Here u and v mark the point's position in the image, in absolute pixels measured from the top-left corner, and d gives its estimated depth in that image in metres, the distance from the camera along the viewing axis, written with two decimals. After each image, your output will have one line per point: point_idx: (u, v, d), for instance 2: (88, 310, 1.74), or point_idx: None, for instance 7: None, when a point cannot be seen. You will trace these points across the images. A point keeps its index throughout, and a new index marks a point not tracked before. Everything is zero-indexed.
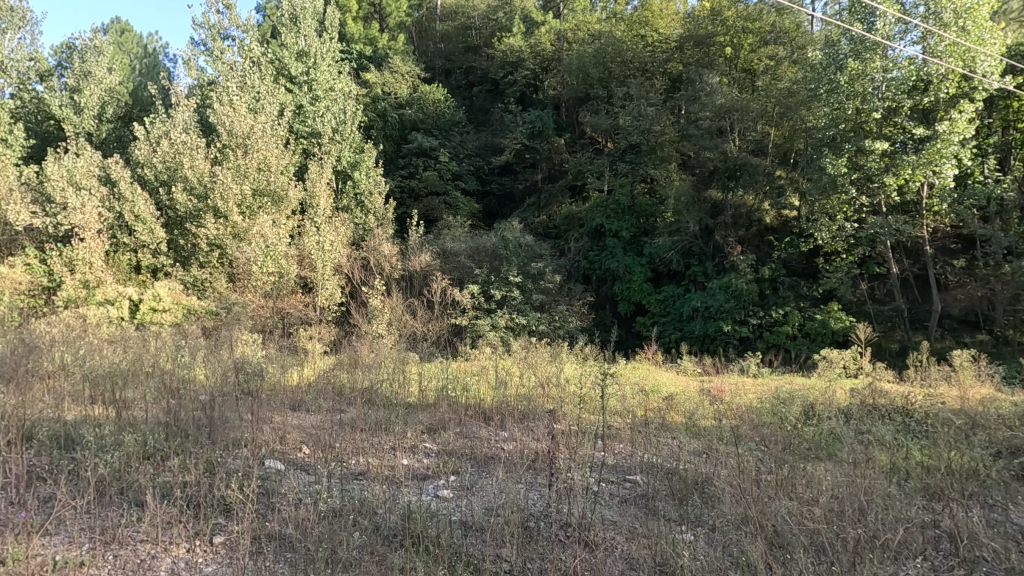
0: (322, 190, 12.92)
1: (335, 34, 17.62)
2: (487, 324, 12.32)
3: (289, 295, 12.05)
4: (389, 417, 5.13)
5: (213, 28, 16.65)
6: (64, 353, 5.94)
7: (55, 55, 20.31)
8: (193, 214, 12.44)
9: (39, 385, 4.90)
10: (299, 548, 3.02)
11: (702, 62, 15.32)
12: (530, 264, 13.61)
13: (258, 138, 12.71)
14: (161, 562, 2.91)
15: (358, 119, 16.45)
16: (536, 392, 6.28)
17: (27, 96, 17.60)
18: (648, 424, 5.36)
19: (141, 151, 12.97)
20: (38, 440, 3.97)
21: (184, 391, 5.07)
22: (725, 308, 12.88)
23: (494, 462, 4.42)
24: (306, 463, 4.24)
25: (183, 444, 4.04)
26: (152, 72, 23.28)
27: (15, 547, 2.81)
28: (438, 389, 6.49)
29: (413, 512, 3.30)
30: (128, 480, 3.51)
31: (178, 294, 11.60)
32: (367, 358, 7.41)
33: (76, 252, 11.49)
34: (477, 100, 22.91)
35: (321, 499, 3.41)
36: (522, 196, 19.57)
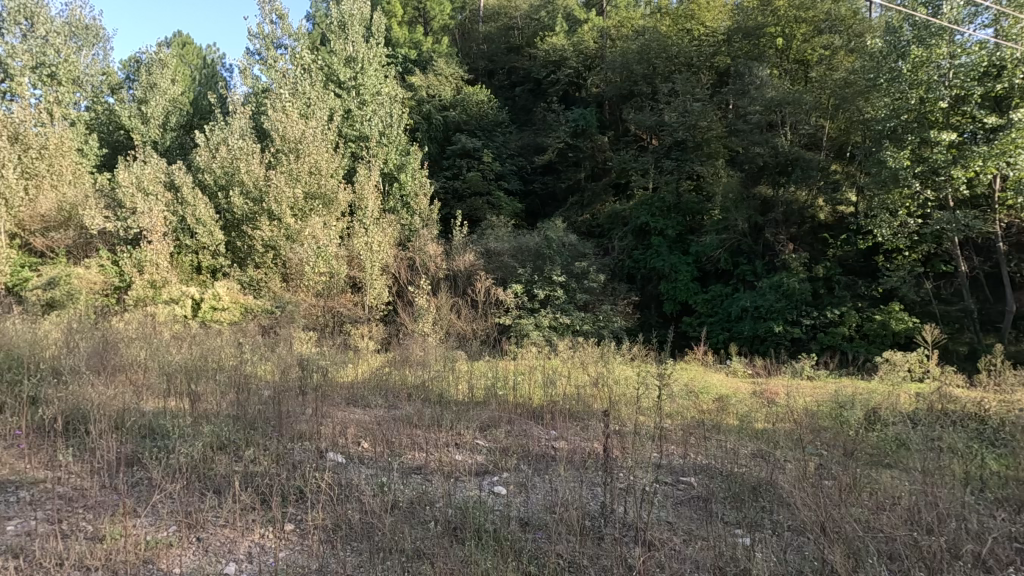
0: (370, 192, 13.27)
1: (382, 39, 18.03)
2: (531, 324, 12.33)
3: (339, 295, 12.41)
4: (444, 414, 5.25)
5: (267, 38, 17.36)
6: (139, 348, 6.36)
7: (124, 69, 21.63)
8: (249, 217, 12.99)
9: (122, 378, 5.30)
10: (365, 539, 3.12)
11: (752, 54, 14.85)
12: (574, 263, 13.53)
13: (309, 142, 13.17)
14: (240, 546, 3.09)
15: (403, 121, 16.76)
16: (584, 392, 6.24)
17: (100, 108, 18.82)
18: (700, 426, 5.25)
19: (201, 157, 13.60)
20: (125, 429, 4.28)
21: (248, 385, 5.32)
22: (776, 308, 12.47)
23: (547, 460, 4.45)
24: (366, 456, 4.37)
25: (252, 434, 4.26)
26: (211, 82, 24.44)
27: (112, 525, 3.06)
28: (486, 387, 6.56)
29: (472, 508, 3.38)
30: (205, 469, 3.75)
31: (236, 293, 12.22)
32: (417, 357, 7.55)
33: (145, 254, 12.24)
34: (519, 99, 22.96)
35: (383, 491, 3.53)
36: (566, 196, 19.48)
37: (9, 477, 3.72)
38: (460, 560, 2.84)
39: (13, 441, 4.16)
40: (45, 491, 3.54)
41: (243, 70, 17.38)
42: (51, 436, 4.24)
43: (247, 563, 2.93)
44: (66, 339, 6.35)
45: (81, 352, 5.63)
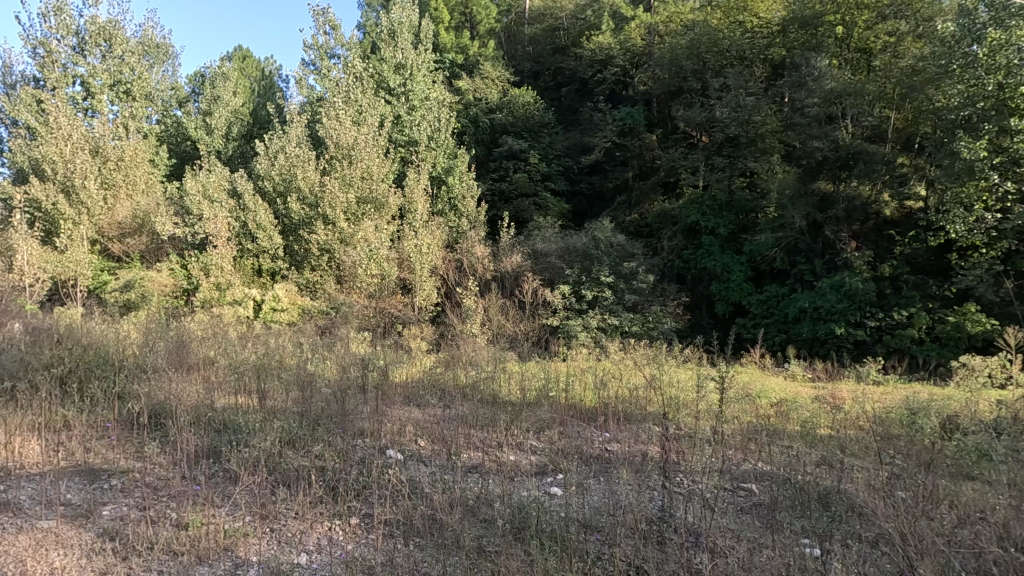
0: (419, 196, 13.58)
1: (430, 45, 18.35)
2: (579, 325, 12.23)
3: (390, 296, 12.78)
4: (499, 415, 5.29)
5: (321, 48, 18.02)
6: (209, 347, 6.71)
7: (190, 83, 22.87)
8: (305, 222, 13.47)
9: (197, 374, 5.63)
10: (428, 535, 3.20)
11: (809, 44, 14.25)
12: (622, 263, 13.32)
13: (361, 148, 13.60)
14: (309, 538, 3.23)
15: (451, 125, 17.03)
16: (638, 395, 6.13)
17: (169, 120, 19.93)
18: (760, 431, 5.05)
19: (262, 165, 14.20)
20: (202, 423, 4.57)
21: (310, 383, 5.51)
22: (837, 309, 11.90)
23: (602, 462, 4.44)
24: (423, 454, 4.46)
25: (317, 430, 4.43)
26: (269, 93, 25.48)
27: (194, 514, 3.30)
28: (538, 388, 6.52)
29: (529, 507, 3.43)
30: (276, 463, 3.95)
31: (294, 294, 12.75)
32: (468, 357, 7.65)
33: (211, 258, 12.91)
34: (566, 100, 22.89)
35: (444, 488, 3.61)
36: (613, 196, 19.23)
37: (102, 466, 4.05)
38: (522, 560, 2.88)
39: (105, 432, 4.54)
40: (133, 479, 3.83)
41: (299, 80, 18.11)
42: (139, 428, 4.61)
43: (317, 554, 3.07)
44: (145, 339, 6.75)
45: (159, 352, 6.00)
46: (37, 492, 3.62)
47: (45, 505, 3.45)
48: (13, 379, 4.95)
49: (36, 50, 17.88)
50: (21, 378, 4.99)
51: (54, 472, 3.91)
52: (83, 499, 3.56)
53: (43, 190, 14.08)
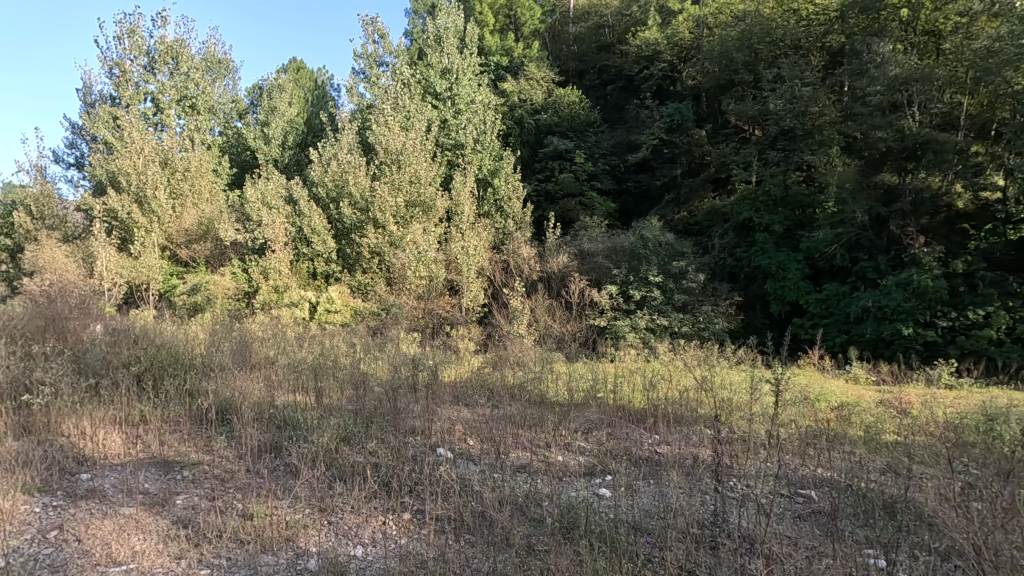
0: (466, 198, 13.76)
1: (475, 49, 18.56)
2: (627, 325, 12.05)
3: (438, 297, 12.98)
4: (547, 416, 5.30)
5: (371, 57, 18.56)
6: (269, 347, 7.02)
7: (249, 95, 23.99)
8: (357, 226, 13.88)
9: (258, 373, 5.90)
10: (477, 532, 3.27)
11: (871, 30, 13.63)
12: (671, 263, 13.04)
13: (409, 153, 13.91)
14: (364, 531, 3.35)
15: (497, 128, 17.15)
16: (688, 397, 6.00)
17: (230, 131, 21.00)
18: (819, 436, 4.84)
19: (315, 172, 14.73)
20: (263, 420, 4.81)
21: (363, 382, 5.69)
22: (904, 308, 11.24)
23: (652, 464, 4.38)
24: (472, 453, 4.53)
25: (370, 428, 4.58)
26: (322, 101, 26.38)
27: (258, 505, 3.49)
28: (586, 388, 6.48)
29: (578, 508, 3.44)
30: (334, 458, 4.12)
31: (347, 296, 13.18)
32: (516, 358, 7.73)
33: (270, 262, 13.50)
34: (612, 98, 22.65)
35: (495, 487, 3.67)
36: (661, 194, 18.88)
37: (175, 459, 4.33)
38: (571, 559, 2.89)
39: (177, 426, 4.85)
40: (203, 471, 4.08)
41: (349, 89, 18.72)
42: (208, 424, 4.91)
43: (372, 547, 3.18)
44: (211, 339, 7.14)
45: (224, 351, 6.34)
46: (119, 481, 3.91)
47: (126, 493, 3.73)
48: (97, 376, 5.36)
49: (113, 71, 19.20)
50: (103, 375, 5.38)
51: (133, 463, 4.21)
52: (159, 489, 3.82)
53: (119, 200, 15.12)
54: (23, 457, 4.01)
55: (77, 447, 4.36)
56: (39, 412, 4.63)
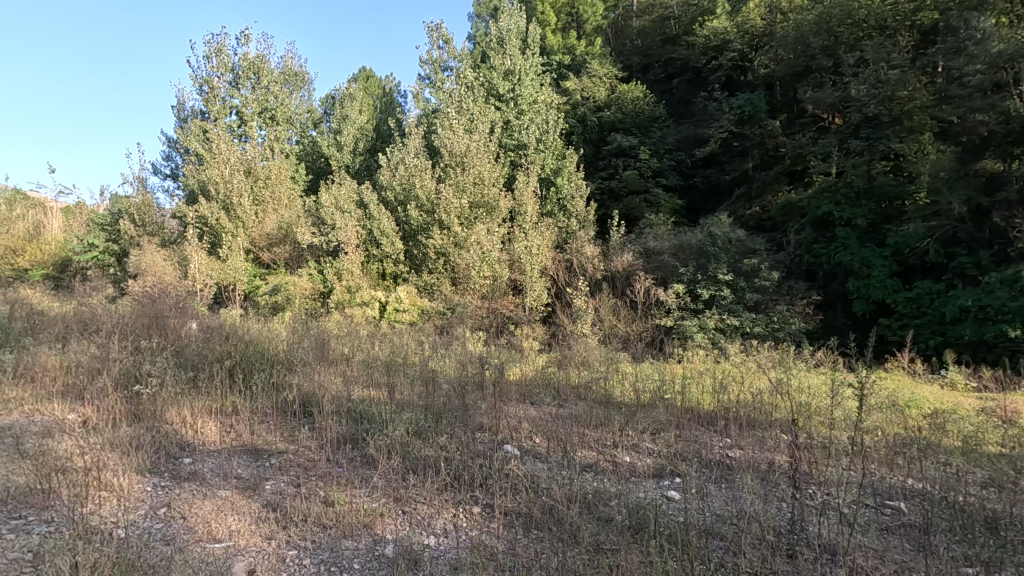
0: (529, 198, 13.85)
1: (537, 49, 18.62)
2: (695, 325, 11.68)
3: (502, 297, 13.13)
4: (614, 416, 5.27)
5: (436, 62, 19.05)
6: (343, 344, 7.40)
7: (323, 105, 25.22)
8: (423, 227, 14.30)
9: (337, 368, 6.25)
10: (545, 529, 3.32)
11: (969, 3, 12.46)
12: (742, 260, 12.51)
13: (473, 155, 14.18)
14: (436, 521, 3.49)
15: (559, 126, 17.12)
16: (762, 400, 5.77)
17: (306, 140, 22.17)
18: (909, 445, 4.51)
19: (384, 176, 15.32)
20: (342, 412, 5.09)
21: (432, 378, 5.89)
22: (1010, 308, 10.21)
23: (723, 468, 4.27)
24: (540, 452, 4.58)
25: (441, 423, 4.74)
26: (389, 108, 27.27)
27: (339, 493, 3.71)
28: (654, 389, 6.36)
29: (645, 509, 3.41)
30: (407, 450, 4.30)
31: (414, 295, 13.62)
32: (580, 357, 7.71)
33: (343, 263, 14.20)
34: (678, 91, 22.03)
35: (563, 484, 3.71)
36: (731, 189, 18.20)
37: (264, 447, 4.68)
38: (640, 560, 2.89)
39: (265, 416, 5.24)
40: (288, 459, 4.40)
41: (415, 94, 19.29)
42: (293, 416, 5.26)
43: (444, 537, 3.30)
44: (292, 336, 7.62)
45: (305, 347, 6.75)
46: (216, 466, 4.27)
47: (222, 477, 4.07)
48: (196, 369, 5.89)
49: (203, 88, 20.81)
50: (200, 369, 5.89)
51: (227, 450, 4.57)
52: (250, 474, 4.15)
53: (209, 208, 16.39)
54: (136, 440, 4.46)
55: (181, 434, 4.80)
56: (148, 400, 5.13)
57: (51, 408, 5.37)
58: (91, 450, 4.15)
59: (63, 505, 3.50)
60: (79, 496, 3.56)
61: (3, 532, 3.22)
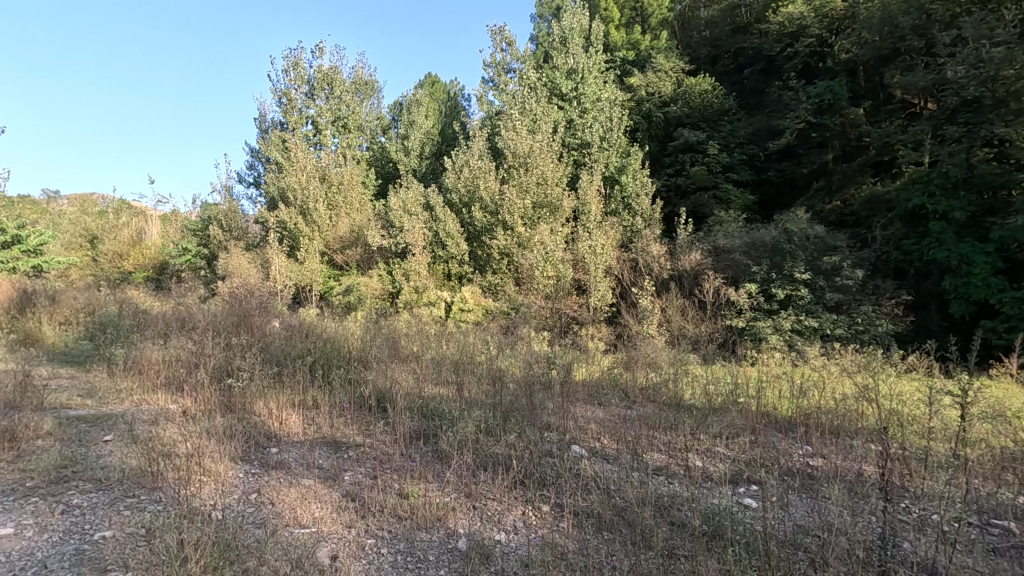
0: (592, 197, 13.71)
1: (601, 46, 18.39)
2: (769, 327, 11.14)
3: (566, 297, 13.08)
4: (684, 418, 5.14)
5: (499, 65, 19.27)
6: (413, 343, 7.64)
7: (392, 112, 26.07)
8: (487, 228, 14.50)
9: (408, 366, 6.47)
10: (617, 531, 3.28)
11: None
12: (821, 258, 11.78)
13: (536, 155, 14.23)
14: (506, 517, 3.55)
15: (624, 123, 16.80)
16: (846, 405, 5.43)
17: (375, 145, 23.02)
18: (1020, 460, 4.09)
19: (449, 178, 15.66)
20: (413, 409, 5.27)
21: (499, 377, 5.98)
22: None
23: (804, 477, 4.07)
24: (608, 453, 4.55)
25: (509, 421, 4.81)
26: (454, 112, 27.78)
27: (412, 487, 3.85)
28: (727, 391, 6.11)
29: (718, 516, 3.31)
30: (476, 446, 4.40)
31: (479, 295, 13.84)
32: (648, 359, 7.55)
33: (411, 264, 14.66)
34: (749, 82, 21.07)
35: (634, 486, 3.66)
36: (809, 183, 17.27)
37: (342, 439, 4.92)
38: (716, 568, 2.80)
39: (342, 411, 5.50)
40: (365, 452, 4.61)
41: (479, 98, 19.59)
42: (367, 411, 5.50)
43: (513, 534, 3.35)
44: (365, 334, 7.96)
45: (378, 345, 7.02)
46: (300, 456, 4.54)
47: (306, 467, 4.32)
48: (280, 364, 6.29)
49: (282, 100, 22.10)
50: (284, 364, 6.29)
51: (309, 442, 4.85)
52: (330, 465, 4.38)
53: (288, 213, 17.42)
54: (228, 429, 4.82)
55: (267, 424, 5.13)
56: (238, 393, 5.52)
57: (157, 398, 5.91)
58: (191, 437, 4.53)
59: (170, 487, 3.86)
60: (183, 480, 3.90)
61: (120, 509, 3.58)
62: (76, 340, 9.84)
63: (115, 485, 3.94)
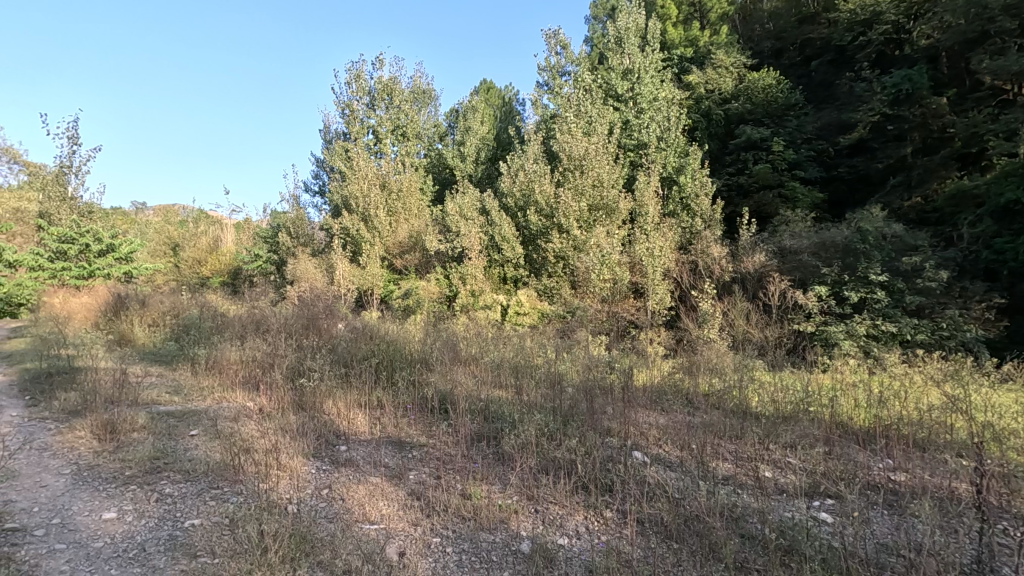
0: (650, 199, 13.42)
1: (658, 44, 18.02)
2: (841, 331, 10.52)
3: (622, 300, 12.87)
4: (751, 427, 4.95)
5: (553, 68, 19.29)
6: (471, 346, 7.75)
7: (448, 119, 26.59)
8: (542, 232, 14.52)
9: (467, 368, 6.58)
10: (685, 541, 3.20)
11: None
12: (900, 259, 11.01)
13: (592, 157, 14.10)
14: (568, 522, 3.54)
15: (682, 122, 16.38)
16: (932, 417, 5.05)
17: (432, 152, 23.54)
18: None
19: (505, 183, 15.79)
20: (473, 411, 5.35)
21: (558, 382, 5.95)
22: None
23: (885, 492, 3.83)
24: (671, 460, 4.44)
25: (569, 426, 4.80)
26: (509, 117, 27.97)
27: (475, 488, 3.92)
28: (796, 399, 5.81)
29: (792, 529, 3.17)
30: (537, 449, 4.42)
31: (534, 299, 13.88)
32: (710, 364, 7.31)
33: (468, 268, 14.88)
34: (817, 74, 20.02)
35: (701, 495, 3.57)
36: (885, 178, 16.21)
37: (405, 440, 5.06)
38: None
39: (405, 412, 5.66)
40: (428, 453, 4.72)
41: (534, 102, 19.68)
42: (428, 412, 5.63)
43: (576, 539, 3.34)
44: (425, 337, 8.15)
45: (438, 348, 7.17)
46: (367, 454, 4.71)
47: (373, 465, 4.47)
48: (347, 366, 6.55)
49: (345, 112, 23.02)
50: (351, 366, 6.55)
51: (375, 441, 5.02)
52: (396, 464, 4.52)
53: (351, 220, 18.13)
54: (301, 427, 5.06)
55: (336, 423, 5.36)
56: (309, 393, 5.80)
57: (236, 397, 6.30)
58: (268, 434, 4.79)
59: (250, 480, 4.10)
60: (261, 475, 4.14)
61: (207, 499, 3.85)
62: (163, 340, 10.64)
63: (202, 477, 4.23)
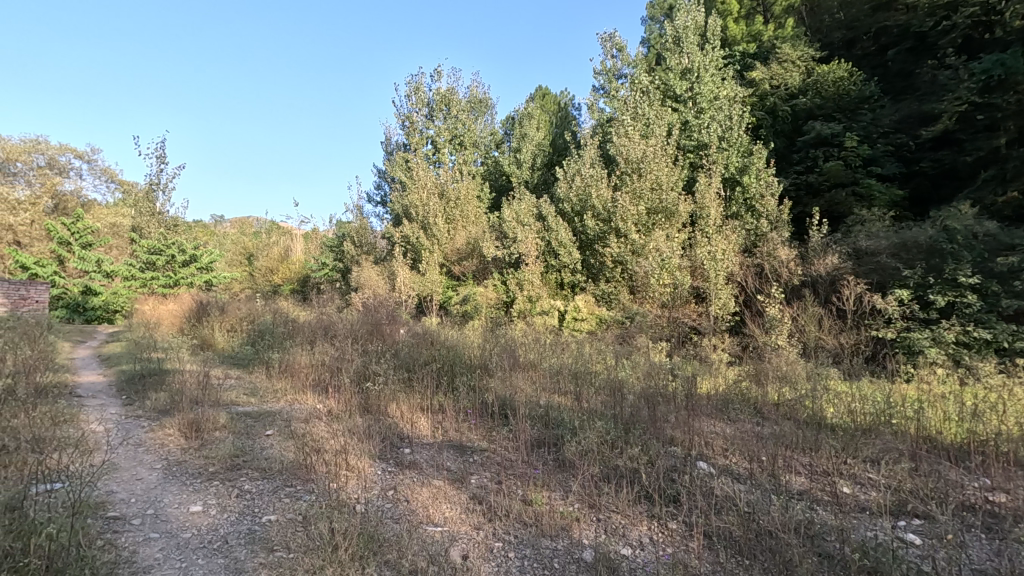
0: (712, 200, 12.97)
1: (718, 41, 17.47)
2: (926, 338, 9.81)
3: (683, 305, 12.50)
4: (825, 439, 4.69)
5: (610, 72, 19.10)
6: (529, 351, 7.77)
7: (504, 126, 26.84)
8: (600, 236, 14.40)
9: (526, 373, 6.61)
10: (758, 557, 3.06)
11: None
12: (994, 259, 10.10)
13: (650, 160, 13.81)
14: (631, 531, 3.48)
15: (745, 120, 15.76)
16: None
17: (489, 160, 23.85)
18: None
19: (561, 188, 15.76)
20: (533, 417, 5.36)
21: (618, 389, 5.85)
22: None
23: (981, 515, 3.52)
24: (739, 472, 4.28)
25: (631, 433, 4.72)
26: (565, 122, 27.89)
27: (536, 494, 3.92)
28: (877, 409, 5.46)
29: (876, 550, 2.97)
30: (598, 456, 4.37)
31: (592, 304, 13.76)
32: (779, 372, 6.97)
33: (524, 274, 14.95)
34: (895, 64, 18.74)
35: (773, 510, 3.41)
36: (975, 172, 14.94)
37: (467, 444, 5.14)
38: None
39: (466, 415, 5.76)
40: (489, 457, 4.77)
41: (591, 106, 19.56)
42: (488, 416, 5.69)
43: (639, 549, 3.27)
44: (484, 343, 8.24)
45: (497, 353, 7.23)
46: (430, 457, 4.82)
47: (436, 468, 4.58)
48: (409, 370, 6.74)
49: (405, 123, 23.75)
50: (414, 370, 6.72)
51: (437, 444, 5.13)
52: (458, 468, 4.59)
53: (411, 228, 18.66)
54: (367, 429, 5.24)
55: (399, 426, 5.52)
56: (374, 396, 6.02)
57: (307, 399, 6.62)
58: (336, 435, 4.99)
59: (321, 479, 4.29)
60: (332, 474, 4.32)
61: (282, 496, 4.06)
62: (240, 344, 11.34)
63: (276, 475, 4.46)
